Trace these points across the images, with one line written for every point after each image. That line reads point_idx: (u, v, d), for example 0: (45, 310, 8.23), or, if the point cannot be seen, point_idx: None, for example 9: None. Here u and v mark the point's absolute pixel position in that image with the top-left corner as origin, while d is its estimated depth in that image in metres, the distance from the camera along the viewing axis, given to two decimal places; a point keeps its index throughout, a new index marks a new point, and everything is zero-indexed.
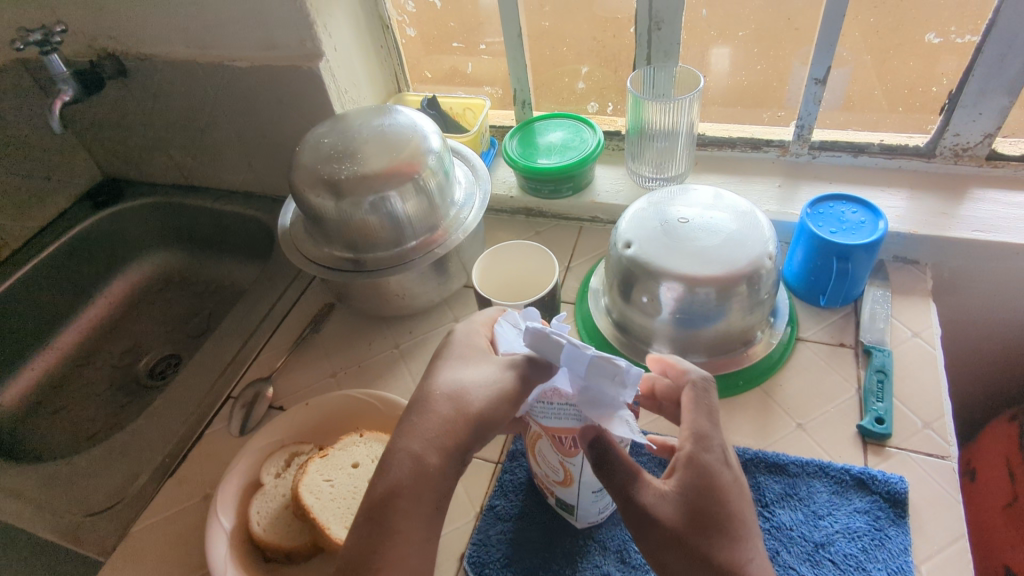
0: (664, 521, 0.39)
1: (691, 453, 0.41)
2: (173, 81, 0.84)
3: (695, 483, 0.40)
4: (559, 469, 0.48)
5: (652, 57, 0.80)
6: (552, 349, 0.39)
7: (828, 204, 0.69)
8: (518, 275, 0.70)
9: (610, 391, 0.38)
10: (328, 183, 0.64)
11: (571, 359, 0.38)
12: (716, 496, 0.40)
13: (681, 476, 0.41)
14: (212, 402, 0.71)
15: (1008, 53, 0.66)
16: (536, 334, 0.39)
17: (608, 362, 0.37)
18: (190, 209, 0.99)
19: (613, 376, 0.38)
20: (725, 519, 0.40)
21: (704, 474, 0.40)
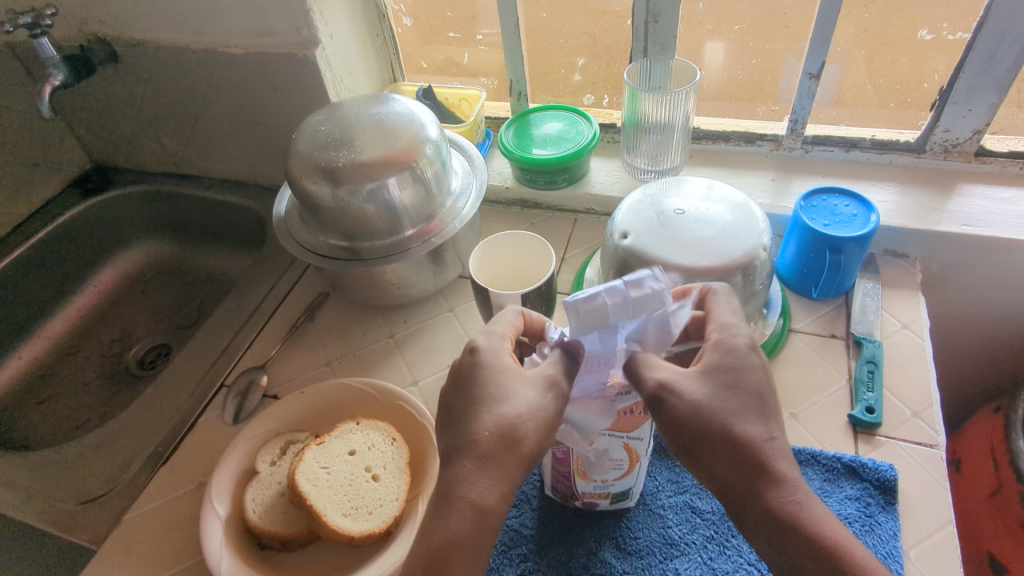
0: (694, 393, 0.43)
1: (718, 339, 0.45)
2: (165, 67, 0.83)
3: (724, 362, 0.44)
4: (623, 455, 0.48)
5: (648, 49, 0.80)
6: (595, 312, 0.40)
7: (822, 197, 0.69)
8: (514, 272, 0.71)
9: (658, 305, 0.41)
10: (325, 170, 0.64)
11: (616, 305, 0.40)
12: (738, 374, 0.44)
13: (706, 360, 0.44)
14: (205, 390, 0.70)
15: (997, 51, 0.67)
16: (578, 311, 0.40)
17: (637, 282, 0.40)
18: (182, 197, 0.98)
19: (654, 291, 0.41)
20: (749, 393, 0.44)
21: (727, 357, 0.44)
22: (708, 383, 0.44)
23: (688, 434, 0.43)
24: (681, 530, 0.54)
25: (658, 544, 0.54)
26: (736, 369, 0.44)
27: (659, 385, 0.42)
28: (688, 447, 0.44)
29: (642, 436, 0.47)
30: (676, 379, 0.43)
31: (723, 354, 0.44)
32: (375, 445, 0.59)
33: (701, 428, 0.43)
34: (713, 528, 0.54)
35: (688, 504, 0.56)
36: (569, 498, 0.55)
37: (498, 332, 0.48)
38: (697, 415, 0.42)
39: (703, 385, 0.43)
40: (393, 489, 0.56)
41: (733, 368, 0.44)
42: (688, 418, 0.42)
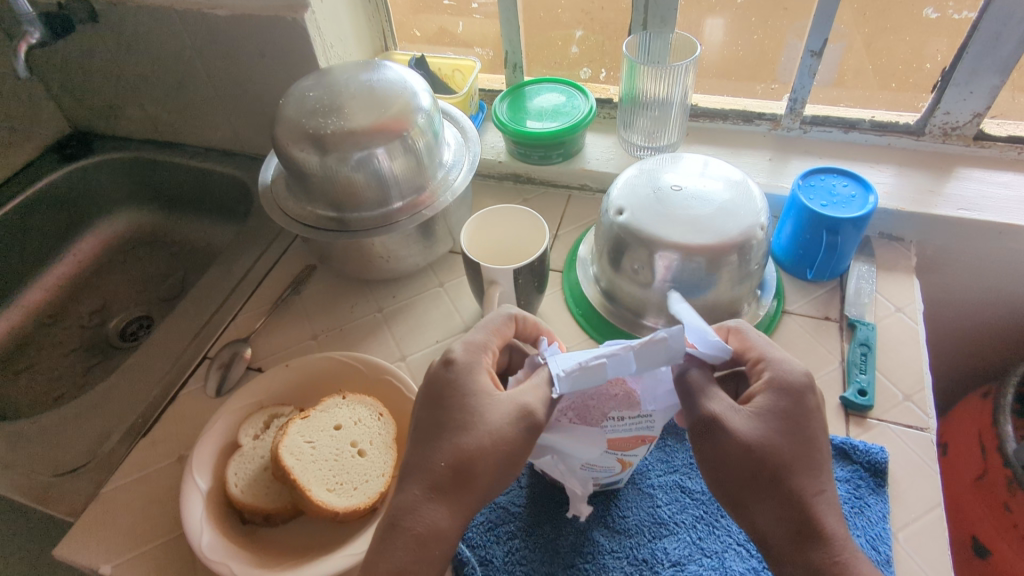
0: (748, 434, 0.42)
1: (772, 378, 0.44)
2: (147, 28, 0.80)
3: (783, 405, 0.43)
4: (614, 465, 0.48)
5: (647, 22, 0.78)
6: (594, 378, 0.39)
7: (820, 177, 0.68)
8: (505, 247, 0.69)
9: (666, 363, 0.39)
10: (313, 137, 0.62)
11: (617, 365, 0.39)
12: (798, 421, 0.42)
13: (764, 399, 0.43)
14: (188, 361, 0.69)
15: (1003, 32, 0.66)
16: (573, 377, 0.40)
17: (644, 345, 0.38)
18: (165, 165, 0.95)
19: (663, 350, 0.39)
20: (807, 443, 0.42)
21: (787, 399, 0.43)
22: (763, 423, 0.42)
23: (733, 475, 0.42)
24: (670, 510, 0.54)
25: (647, 523, 0.53)
26: (793, 407, 0.43)
27: (706, 420, 0.42)
28: (731, 489, 0.43)
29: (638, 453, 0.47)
30: (728, 413, 0.42)
31: (779, 392, 0.43)
32: (361, 420, 0.58)
33: (750, 471, 0.42)
34: (702, 508, 0.54)
35: (678, 483, 0.55)
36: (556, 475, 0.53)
37: (479, 342, 0.47)
38: (750, 458, 0.42)
39: (758, 426, 0.42)
40: (379, 465, 0.55)
41: (793, 407, 0.43)
42: (737, 458, 0.42)
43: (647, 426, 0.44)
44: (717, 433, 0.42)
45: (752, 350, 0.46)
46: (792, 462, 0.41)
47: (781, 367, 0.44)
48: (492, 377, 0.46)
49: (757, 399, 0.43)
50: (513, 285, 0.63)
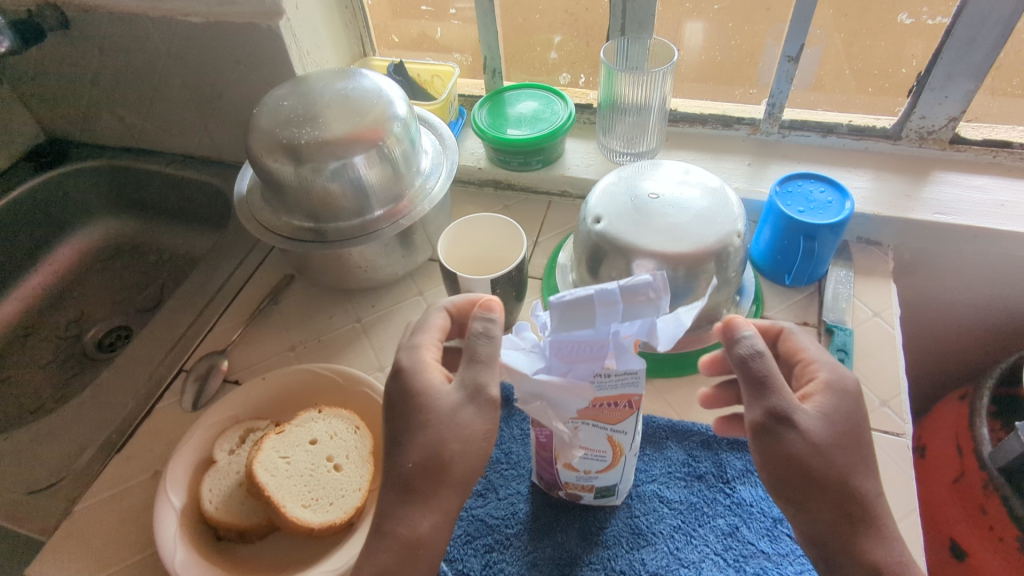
0: (817, 434, 0.41)
1: (826, 379, 0.44)
2: (121, 36, 0.79)
3: (840, 405, 0.43)
4: (606, 448, 0.45)
5: (625, 28, 0.78)
6: (583, 313, 0.36)
7: (797, 183, 0.69)
8: (490, 254, 0.69)
9: (654, 308, 0.37)
10: (287, 148, 0.61)
11: (605, 308, 0.36)
12: (854, 421, 0.43)
13: (822, 399, 0.43)
14: (163, 375, 0.68)
15: (976, 37, 0.66)
16: (563, 310, 0.37)
17: (634, 282, 0.36)
18: (142, 173, 0.94)
19: (648, 293, 0.37)
20: (863, 443, 0.43)
21: (843, 399, 0.43)
22: (827, 423, 0.42)
23: (796, 476, 0.41)
24: (648, 520, 0.54)
25: (625, 534, 0.53)
26: (849, 408, 0.43)
27: (773, 415, 0.41)
28: (791, 490, 0.42)
29: (627, 427, 0.44)
30: (795, 411, 0.41)
31: (837, 394, 0.43)
32: (337, 434, 0.57)
33: (815, 470, 0.41)
34: (681, 518, 0.54)
35: (656, 493, 0.55)
36: (545, 483, 0.53)
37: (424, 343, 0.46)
38: (817, 458, 0.41)
39: (823, 425, 0.42)
40: (355, 480, 0.55)
41: (848, 407, 0.43)
42: (805, 458, 0.41)
43: (632, 382, 0.40)
44: (783, 431, 0.41)
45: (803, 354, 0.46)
46: (852, 462, 0.41)
47: (835, 369, 0.44)
48: (442, 373, 0.45)
49: (816, 400, 0.43)
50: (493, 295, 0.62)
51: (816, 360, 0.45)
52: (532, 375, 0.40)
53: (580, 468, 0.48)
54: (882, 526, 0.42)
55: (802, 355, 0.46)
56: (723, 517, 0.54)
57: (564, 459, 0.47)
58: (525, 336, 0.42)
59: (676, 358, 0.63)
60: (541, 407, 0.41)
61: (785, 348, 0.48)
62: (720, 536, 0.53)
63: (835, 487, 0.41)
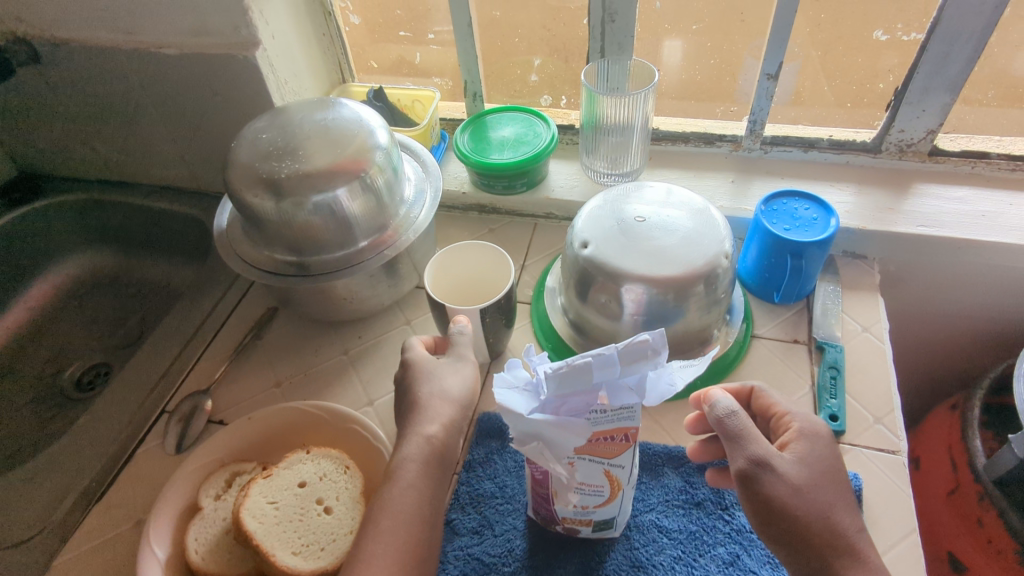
0: (796, 478, 0.42)
1: (797, 429, 0.45)
2: (93, 69, 0.78)
3: (817, 452, 0.44)
4: (603, 483, 0.45)
5: (605, 50, 0.78)
6: (582, 376, 0.37)
7: (782, 201, 0.69)
8: (472, 279, 0.68)
9: (651, 366, 0.38)
10: (267, 182, 0.60)
11: (605, 370, 0.37)
12: (829, 467, 0.44)
13: (797, 446, 0.44)
14: (145, 417, 0.66)
15: (951, 52, 0.67)
16: (562, 375, 0.37)
17: (634, 343, 0.37)
18: (120, 206, 0.92)
19: (646, 352, 0.37)
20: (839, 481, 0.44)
21: (816, 445, 0.45)
22: (804, 467, 0.43)
23: (782, 523, 0.41)
24: (648, 551, 0.53)
25: (625, 566, 0.52)
26: (824, 453, 0.44)
27: (754, 462, 0.41)
28: (783, 537, 0.41)
29: (624, 462, 0.43)
30: (773, 457, 0.42)
31: (810, 441, 0.45)
32: (327, 475, 0.56)
33: (800, 512, 0.41)
34: (680, 548, 0.53)
35: (655, 523, 0.54)
36: (542, 517, 0.52)
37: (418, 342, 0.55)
38: (801, 500, 0.41)
39: (800, 470, 0.42)
40: (346, 522, 0.53)
41: (822, 454, 0.44)
42: (788, 500, 0.41)
43: (628, 417, 0.39)
44: (765, 477, 0.41)
45: (775, 409, 0.48)
46: (834, 500, 0.42)
47: (806, 419, 0.46)
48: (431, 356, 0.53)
49: (791, 447, 0.44)
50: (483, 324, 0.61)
51: (787, 413, 0.47)
52: (527, 415, 0.38)
53: (578, 505, 0.47)
54: (871, 558, 0.42)
55: (775, 408, 0.48)
56: (724, 546, 0.53)
57: (561, 495, 0.46)
58: (516, 373, 0.41)
59: None
60: (536, 446, 0.40)
61: (759, 406, 0.49)
62: (721, 565, 0.52)
63: (817, 522, 0.41)
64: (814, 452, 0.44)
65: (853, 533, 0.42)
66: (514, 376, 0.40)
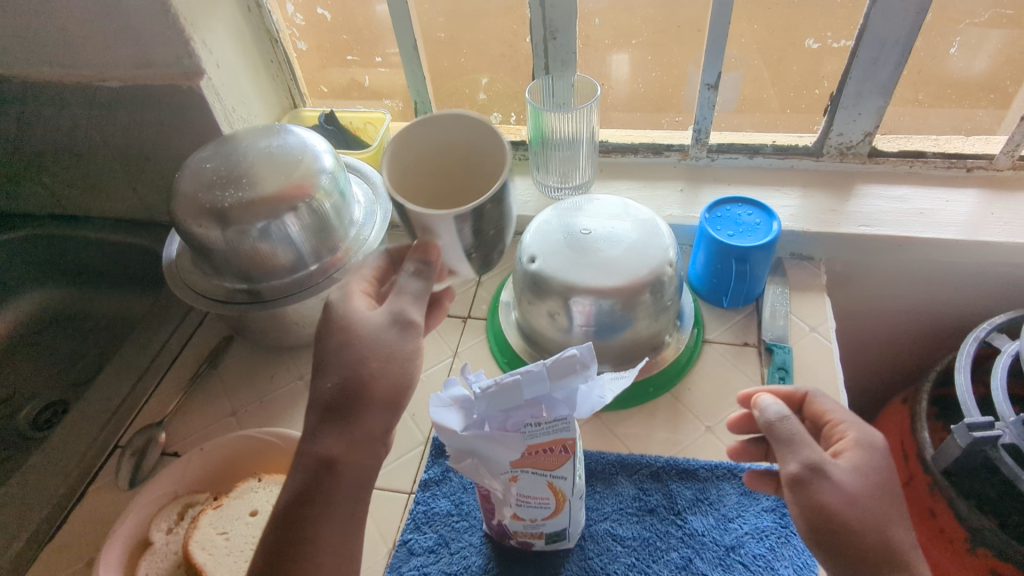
0: (850, 487, 0.42)
1: (854, 438, 0.46)
2: (38, 104, 0.77)
3: (872, 464, 0.44)
4: (548, 495, 0.45)
5: (549, 66, 0.80)
6: (511, 393, 0.38)
7: (726, 207, 0.70)
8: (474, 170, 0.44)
9: (581, 380, 0.39)
10: (212, 212, 0.60)
11: (534, 387, 0.38)
12: (886, 479, 0.44)
13: (853, 456, 0.44)
14: (97, 453, 0.65)
15: (879, 56, 0.69)
16: (490, 393, 0.38)
17: (561, 359, 0.38)
18: (73, 240, 0.91)
19: (575, 367, 0.38)
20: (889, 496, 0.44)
21: (873, 455, 0.45)
22: (860, 476, 0.43)
23: (837, 532, 0.41)
24: (602, 561, 0.53)
25: None
26: (879, 464, 0.44)
27: (807, 467, 0.42)
28: (837, 548, 0.41)
29: (568, 474, 0.44)
30: (827, 464, 0.43)
31: (866, 451, 0.45)
32: None
33: (856, 521, 0.41)
34: (634, 555, 0.54)
35: (609, 532, 0.55)
36: (495, 532, 0.53)
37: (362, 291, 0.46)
38: (856, 510, 0.41)
39: (856, 479, 0.43)
40: None
41: (877, 464, 0.44)
42: (843, 509, 0.41)
43: (564, 431, 0.40)
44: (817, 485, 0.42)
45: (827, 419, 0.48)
46: (887, 512, 0.42)
47: (861, 429, 0.46)
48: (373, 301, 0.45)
49: (846, 455, 0.44)
50: (479, 238, 0.39)
51: (842, 423, 0.47)
52: (459, 431, 0.39)
53: (527, 518, 0.47)
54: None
55: (827, 416, 0.48)
56: (676, 550, 0.54)
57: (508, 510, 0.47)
58: (454, 391, 0.41)
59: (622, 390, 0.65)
60: (472, 461, 0.40)
61: (810, 412, 0.49)
62: (673, 570, 0.53)
63: (872, 534, 0.41)
64: (870, 464, 0.44)
65: (907, 548, 0.42)
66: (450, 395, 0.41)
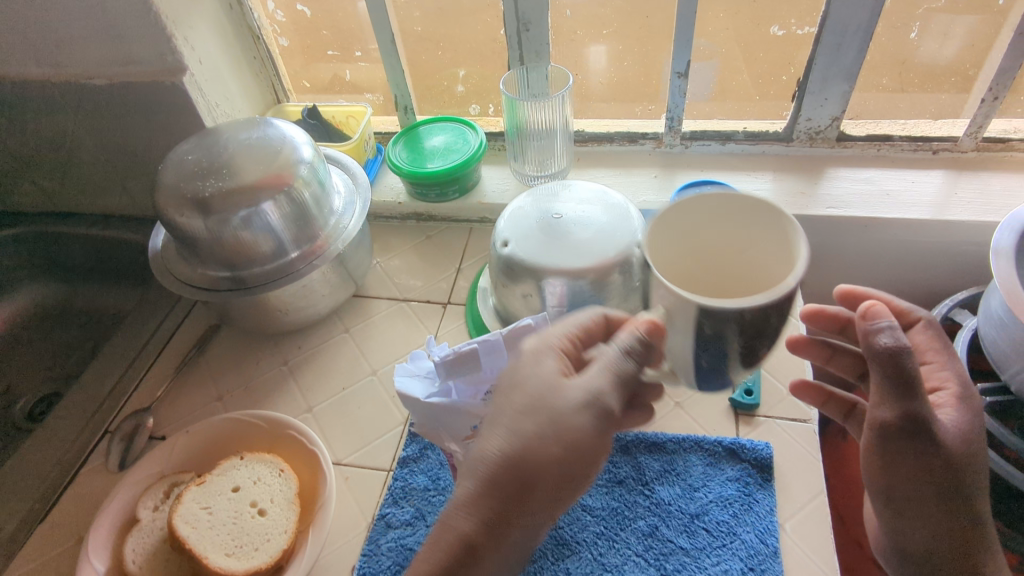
0: (949, 445, 0.43)
1: (956, 390, 0.45)
2: (27, 103, 0.79)
3: (972, 419, 0.45)
4: None
5: (524, 58, 0.82)
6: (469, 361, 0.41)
7: (695, 190, 0.72)
8: (748, 266, 0.47)
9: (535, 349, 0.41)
10: (194, 201, 0.62)
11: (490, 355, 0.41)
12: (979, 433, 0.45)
13: (950, 409, 0.45)
14: (87, 439, 0.67)
15: (842, 42, 0.71)
16: (449, 361, 0.41)
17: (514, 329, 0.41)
18: (65, 237, 0.93)
19: None
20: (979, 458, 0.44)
21: (970, 411, 0.45)
22: (959, 431, 0.44)
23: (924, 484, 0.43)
24: (572, 530, 0.55)
25: (550, 546, 0.55)
26: (975, 420, 0.45)
27: (915, 419, 0.41)
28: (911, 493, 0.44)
29: None
30: (935, 416, 0.42)
31: (967, 406, 0.45)
32: (259, 479, 0.57)
33: (943, 477, 0.43)
34: (603, 524, 0.56)
35: (579, 502, 0.57)
36: None
37: (550, 346, 0.42)
38: (948, 467, 0.43)
39: (955, 434, 0.43)
40: (281, 522, 0.54)
41: (973, 420, 0.45)
42: (936, 466, 0.42)
43: (522, 399, 0.42)
44: (919, 432, 0.41)
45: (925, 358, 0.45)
46: (976, 469, 0.44)
47: (961, 376, 0.46)
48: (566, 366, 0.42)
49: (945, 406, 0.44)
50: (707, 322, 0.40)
51: (949, 368, 0.46)
52: (423, 398, 0.42)
53: None
54: (984, 521, 0.45)
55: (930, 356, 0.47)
56: (643, 519, 0.56)
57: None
58: (421, 362, 0.44)
59: None
60: (437, 430, 0.44)
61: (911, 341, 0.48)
62: (641, 537, 0.55)
63: (952, 489, 0.43)
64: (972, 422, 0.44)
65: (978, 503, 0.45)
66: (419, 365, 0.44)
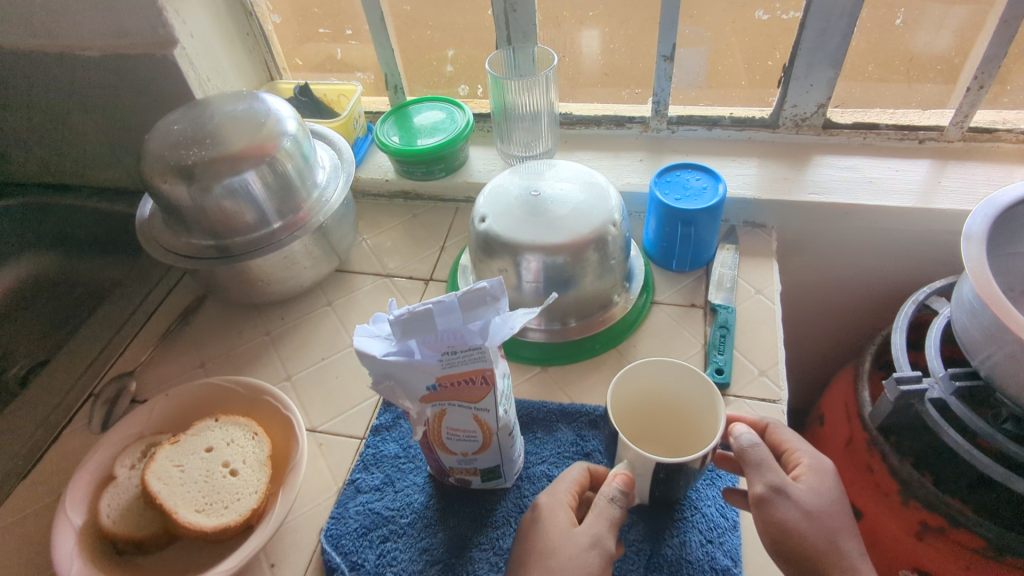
0: (805, 505, 0.48)
1: (809, 463, 0.51)
2: (22, 73, 0.81)
3: (826, 484, 0.49)
4: (476, 428, 0.48)
5: (511, 38, 0.82)
6: (425, 321, 0.40)
7: (676, 172, 0.73)
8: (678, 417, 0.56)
9: (494, 312, 0.41)
10: (178, 169, 0.63)
11: (446, 315, 0.40)
12: (836, 498, 0.49)
13: (809, 479, 0.49)
14: (73, 401, 0.68)
15: (827, 27, 0.71)
16: (404, 321, 0.40)
17: (471, 291, 0.40)
18: (63, 208, 0.95)
19: (486, 298, 0.40)
20: (841, 517, 0.48)
21: (823, 479, 0.50)
22: (815, 495, 0.48)
23: (796, 546, 0.46)
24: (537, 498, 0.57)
25: (513, 513, 0.56)
26: (832, 488, 0.49)
27: (770, 488, 0.48)
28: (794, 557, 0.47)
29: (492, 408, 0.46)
30: (788, 485, 0.48)
31: (822, 475, 0.50)
32: (234, 440, 0.59)
33: (809, 537, 0.47)
34: None
35: (546, 473, 0.58)
36: (434, 472, 0.56)
37: (560, 492, 0.50)
38: (811, 524, 0.47)
39: (811, 498, 0.48)
40: (252, 482, 0.56)
41: (830, 488, 0.49)
42: (798, 525, 0.47)
43: (480, 359, 0.42)
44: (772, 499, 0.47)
45: (785, 446, 0.52)
46: (840, 527, 0.48)
47: (813, 456, 0.51)
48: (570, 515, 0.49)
49: (805, 478, 0.49)
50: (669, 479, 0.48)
51: (800, 450, 0.52)
52: (380, 356, 0.42)
53: (458, 451, 0.51)
54: None
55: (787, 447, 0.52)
56: None
57: (440, 444, 0.50)
58: (381, 324, 0.44)
59: (568, 348, 0.68)
60: (395, 389, 0.44)
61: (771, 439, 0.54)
62: None
63: (823, 547, 0.47)
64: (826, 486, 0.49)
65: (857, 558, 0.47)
66: (379, 327, 0.44)
